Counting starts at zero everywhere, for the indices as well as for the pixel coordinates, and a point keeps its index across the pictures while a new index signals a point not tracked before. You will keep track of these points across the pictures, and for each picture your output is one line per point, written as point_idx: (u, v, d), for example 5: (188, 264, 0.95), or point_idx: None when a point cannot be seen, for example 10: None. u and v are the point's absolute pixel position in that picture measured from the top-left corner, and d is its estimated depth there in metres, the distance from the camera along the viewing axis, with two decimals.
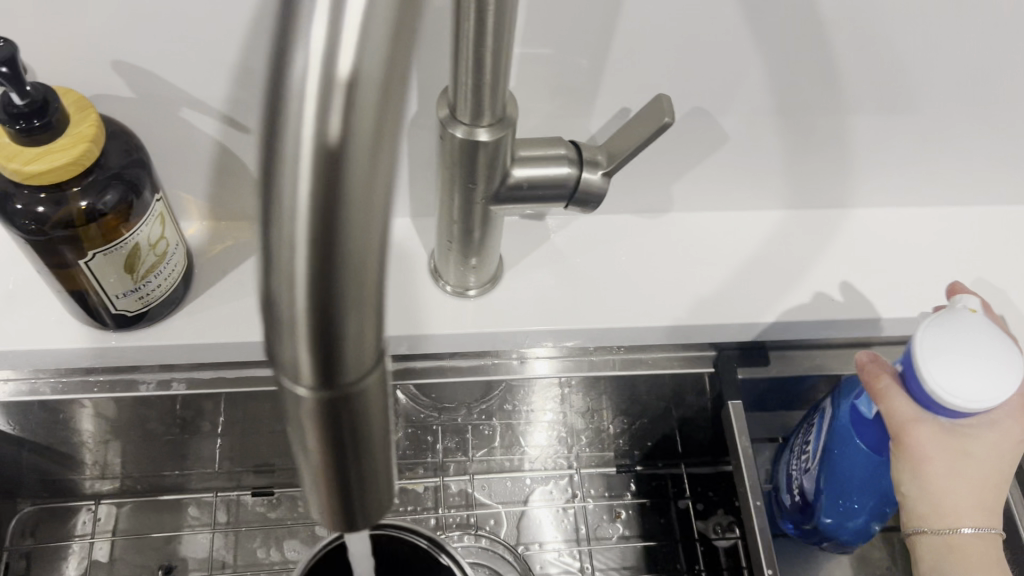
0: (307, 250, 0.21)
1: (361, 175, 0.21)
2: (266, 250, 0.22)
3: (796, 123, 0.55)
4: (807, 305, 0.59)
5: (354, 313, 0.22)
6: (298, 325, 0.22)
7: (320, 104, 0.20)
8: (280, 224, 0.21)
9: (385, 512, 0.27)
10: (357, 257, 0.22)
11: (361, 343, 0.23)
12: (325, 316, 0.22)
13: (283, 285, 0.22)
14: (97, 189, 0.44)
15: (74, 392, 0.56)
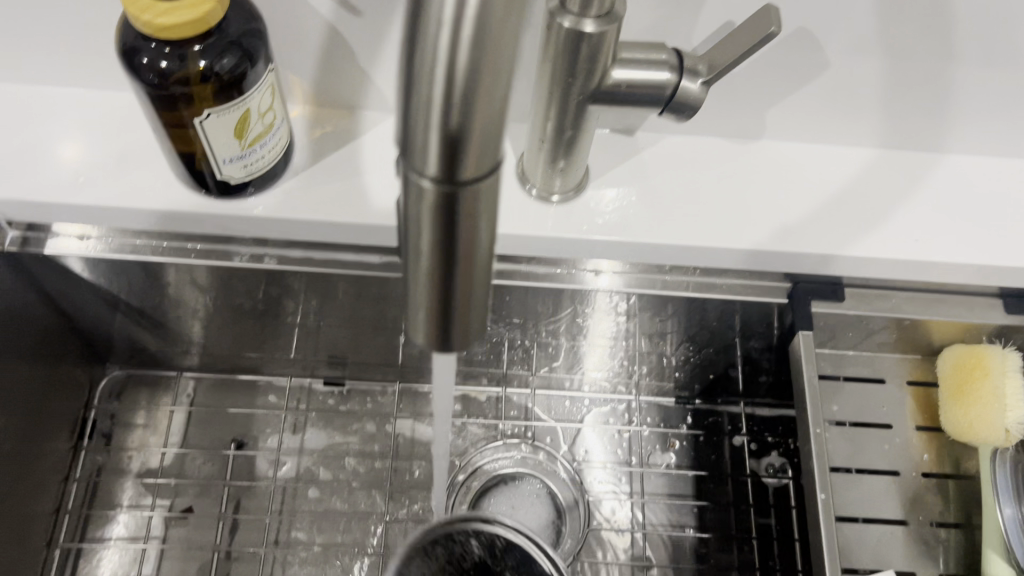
0: (448, 54, 0.24)
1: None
2: (413, 44, 0.24)
3: (903, 54, 0.54)
4: (896, 243, 0.58)
5: (483, 113, 0.24)
6: (433, 115, 0.25)
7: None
8: (429, 17, 0.24)
9: (476, 318, 0.30)
10: (491, 67, 0.24)
11: (485, 143, 0.25)
12: (457, 115, 0.24)
13: (425, 74, 0.24)
14: (215, 50, 0.47)
15: (173, 256, 0.59)
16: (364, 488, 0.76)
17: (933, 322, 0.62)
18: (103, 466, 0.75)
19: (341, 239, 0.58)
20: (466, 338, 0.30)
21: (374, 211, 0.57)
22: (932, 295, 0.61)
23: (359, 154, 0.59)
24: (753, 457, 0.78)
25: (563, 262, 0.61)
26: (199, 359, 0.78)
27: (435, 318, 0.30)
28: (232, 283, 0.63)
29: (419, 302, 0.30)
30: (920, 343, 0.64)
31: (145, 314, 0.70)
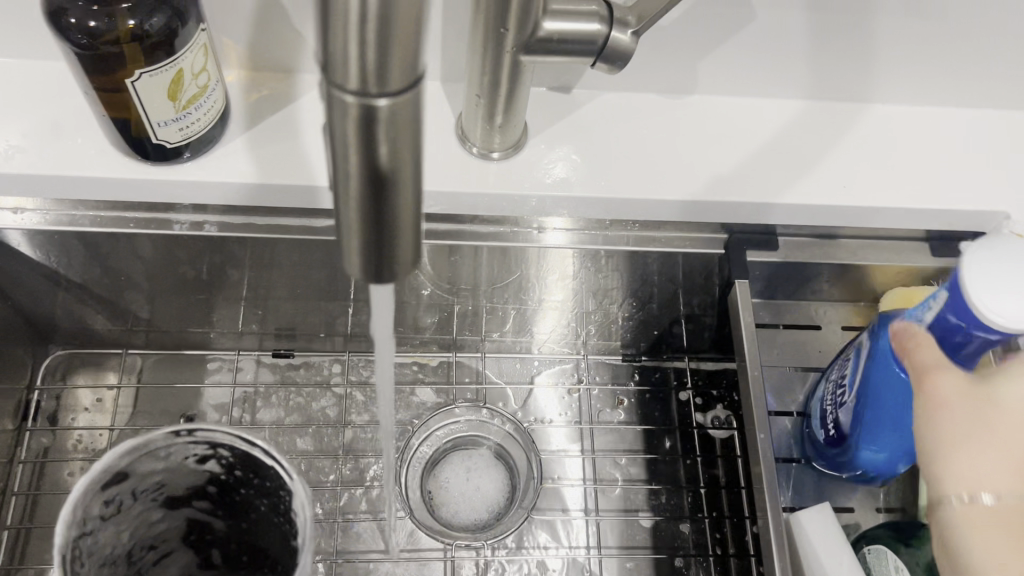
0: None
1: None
2: None
3: (825, 7, 0.56)
4: (820, 188, 0.60)
5: (398, 28, 0.22)
6: (350, 23, 0.22)
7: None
8: None
9: (411, 242, 0.30)
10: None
11: (405, 53, 0.23)
12: (379, 34, 0.22)
13: None
14: (144, 10, 0.47)
15: (112, 227, 0.59)
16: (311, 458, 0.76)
17: (870, 267, 0.64)
18: (49, 447, 0.74)
19: (284, 201, 0.59)
20: (403, 258, 0.30)
21: (314, 172, 0.57)
22: (861, 240, 0.63)
23: (297, 117, 0.59)
24: (698, 411, 0.80)
25: (513, 221, 0.61)
26: (147, 335, 0.77)
27: (370, 242, 0.29)
28: (175, 253, 0.63)
29: (351, 226, 0.29)
30: (857, 287, 0.67)
31: (86, 290, 0.69)
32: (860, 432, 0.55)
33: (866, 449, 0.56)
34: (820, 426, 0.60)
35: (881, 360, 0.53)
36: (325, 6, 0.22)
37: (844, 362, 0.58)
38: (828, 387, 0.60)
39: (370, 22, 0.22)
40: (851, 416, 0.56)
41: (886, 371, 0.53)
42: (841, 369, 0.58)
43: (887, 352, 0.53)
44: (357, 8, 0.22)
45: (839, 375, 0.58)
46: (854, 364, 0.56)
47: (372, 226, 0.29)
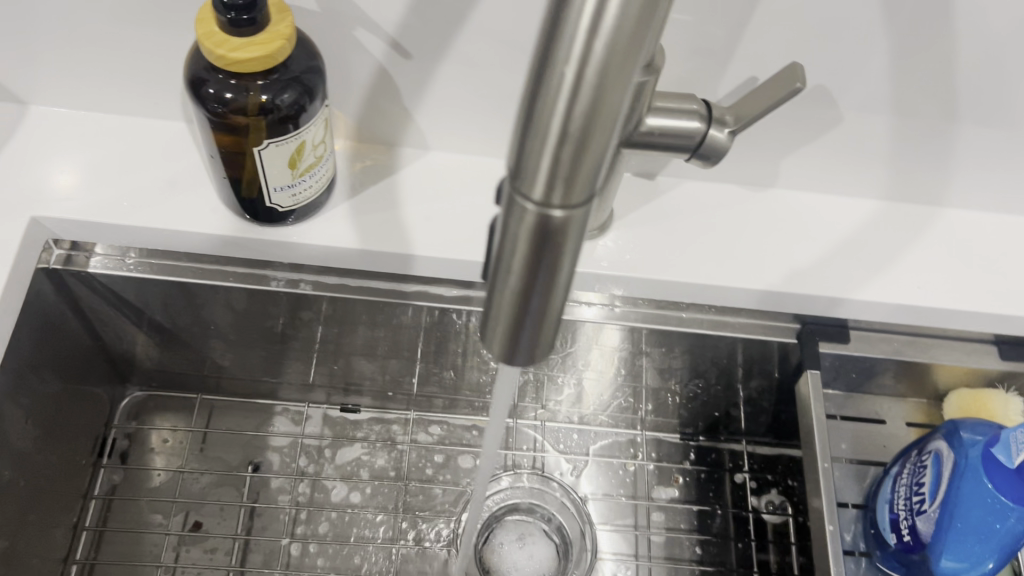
0: (571, 94, 0.23)
1: (626, 32, 0.22)
2: (536, 76, 0.24)
3: (910, 116, 0.58)
4: (895, 287, 0.62)
5: (591, 151, 0.25)
6: (549, 143, 0.24)
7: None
8: (556, 55, 0.23)
9: (552, 333, 0.32)
10: (606, 106, 0.24)
11: (590, 172, 0.25)
12: (574, 155, 0.25)
13: (546, 107, 0.24)
14: (277, 86, 0.50)
15: (213, 279, 0.62)
16: (359, 516, 0.77)
17: (938, 366, 0.65)
18: (118, 486, 0.75)
19: (378, 265, 0.62)
20: (541, 348, 0.32)
21: (412, 240, 0.60)
22: (931, 339, 0.65)
23: (397, 187, 0.63)
24: (753, 494, 0.80)
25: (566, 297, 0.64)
26: (220, 382, 0.79)
27: (515, 329, 0.31)
28: (266, 307, 0.66)
29: (499, 312, 0.31)
30: (925, 385, 0.68)
31: (173, 335, 0.72)
32: (942, 539, 0.56)
33: (948, 559, 0.56)
34: (889, 528, 0.61)
35: (971, 470, 0.56)
36: (526, 123, 0.25)
37: (923, 469, 0.60)
38: (901, 493, 0.61)
39: (565, 144, 0.24)
40: (932, 523, 0.57)
41: (974, 483, 0.55)
42: (919, 475, 0.60)
43: (977, 465, 0.56)
44: (557, 131, 0.24)
45: (915, 483, 0.60)
46: (936, 474, 0.58)
47: (522, 316, 0.31)
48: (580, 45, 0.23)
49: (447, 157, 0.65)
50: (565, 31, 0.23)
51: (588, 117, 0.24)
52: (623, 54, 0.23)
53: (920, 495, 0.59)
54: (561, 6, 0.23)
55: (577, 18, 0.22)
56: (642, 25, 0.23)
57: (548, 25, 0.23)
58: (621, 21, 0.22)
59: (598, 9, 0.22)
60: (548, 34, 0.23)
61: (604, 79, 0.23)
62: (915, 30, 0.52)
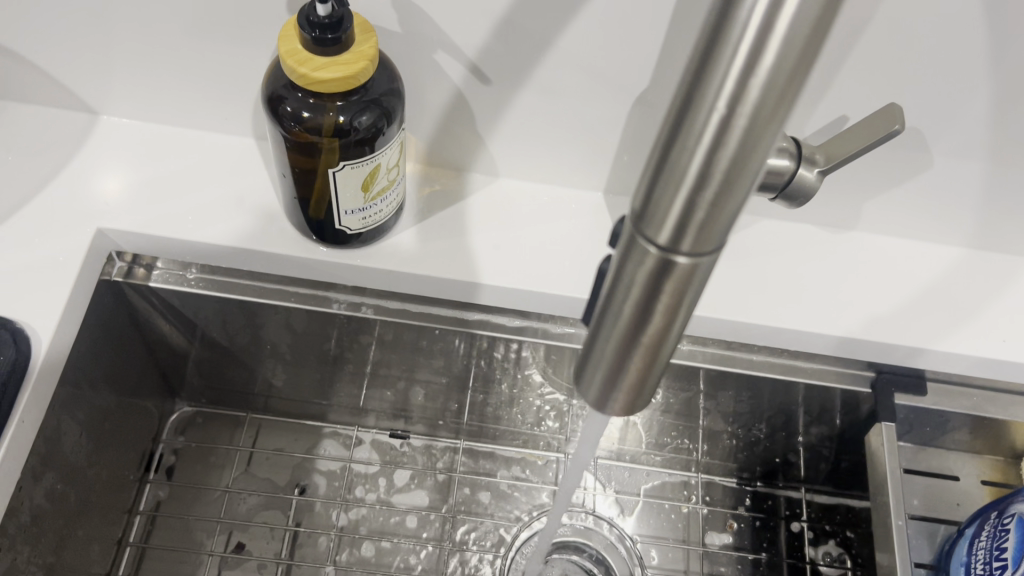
0: (717, 136, 0.22)
1: (784, 77, 0.21)
2: (679, 112, 0.22)
3: (1005, 162, 0.56)
4: (979, 340, 0.59)
5: (730, 195, 0.23)
6: (686, 185, 0.23)
7: (777, 2, 0.19)
8: (704, 94, 0.21)
9: (653, 385, 0.31)
10: (752, 150, 0.22)
11: (725, 217, 0.24)
12: (711, 199, 0.23)
13: (689, 145, 0.22)
14: (357, 108, 0.49)
15: (274, 299, 0.61)
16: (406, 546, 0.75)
17: (1019, 424, 0.62)
18: (163, 502, 0.74)
19: (441, 292, 0.60)
20: (639, 398, 0.31)
21: (479, 269, 0.59)
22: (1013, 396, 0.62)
23: (465, 215, 0.61)
24: (810, 545, 0.77)
25: None
26: (271, 401, 0.78)
27: (615, 376, 0.30)
28: (323, 329, 0.65)
29: (600, 357, 0.30)
30: (1003, 443, 0.65)
31: (228, 352, 0.71)
32: None
33: None
34: None
35: None
36: (661, 161, 0.23)
37: (1005, 533, 0.57)
38: (979, 557, 0.58)
39: (704, 186, 0.23)
40: None
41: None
42: (1000, 540, 0.57)
43: None
44: (696, 172, 0.23)
45: (995, 548, 0.57)
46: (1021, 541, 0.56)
47: (625, 363, 0.29)
48: (731, 86, 0.21)
49: (516, 186, 0.63)
50: (715, 72, 0.21)
51: (733, 161, 0.22)
52: (778, 98, 0.21)
53: (1001, 561, 0.56)
54: (713, 45, 0.21)
55: (731, 59, 0.21)
56: (802, 72, 0.21)
57: (695, 63, 0.22)
58: (780, 66, 0.20)
59: (755, 52, 0.20)
60: (695, 73, 0.22)
61: (755, 121, 0.21)
62: (1020, 75, 0.50)
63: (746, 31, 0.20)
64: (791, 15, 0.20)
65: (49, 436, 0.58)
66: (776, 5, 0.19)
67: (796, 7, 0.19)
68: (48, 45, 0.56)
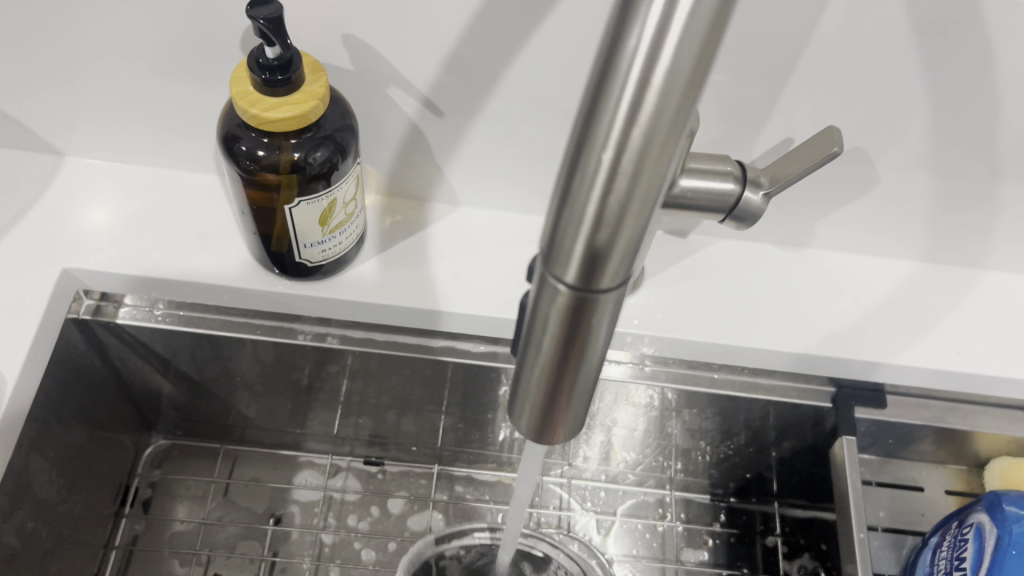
0: (608, 180, 0.23)
1: (665, 124, 0.22)
2: (573, 158, 0.23)
3: (950, 177, 0.57)
4: (935, 351, 0.60)
5: (626, 235, 0.24)
6: (582, 230, 0.24)
7: (652, 56, 0.21)
8: (593, 140, 0.23)
9: (581, 412, 0.31)
10: (642, 193, 0.23)
11: (624, 255, 0.25)
12: (607, 238, 0.24)
13: (583, 192, 0.23)
14: (311, 145, 0.50)
15: (240, 332, 0.62)
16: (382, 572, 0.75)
17: (979, 433, 0.63)
18: (140, 535, 0.74)
19: (404, 320, 0.61)
20: (568, 425, 0.32)
21: (440, 297, 0.60)
22: (970, 406, 0.63)
23: (427, 243, 0.63)
24: (785, 559, 0.77)
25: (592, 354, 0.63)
26: (246, 431, 0.79)
27: (544, 407, 0.31)
28: (292, 360, 0.65)
29: (528, 390, 0.30)
30: (965, 452, 0.66)
31: (199, 385, 0.72)
32: None
33: None
34: None
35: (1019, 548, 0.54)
36: (561, 204, 0.24)
37: (965, 543, 0.58)
38: (941, 567, 0.59)
39: (600, 226, 0.24)
40: None
41: (1019, 560, 0.54)
42: (960, 550, 0.58)
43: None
44: (592, 214, 0.24)
45: (956, 557, 0.58)
46: (980, 550, 0.57)
47: (552, 394, 0.30)
48: (617, 134, 0.22)
49: (477, 213, 0.65)
50: (602, 120, 0.22)
51: (624, 203, 0.23)
52: (662, 143, 0.22)
53: (962, 570, 0.57)
54: (598, 95, 0.22)
55: (615, 108, 0.22)
56: (681, 118, 0.22)
57: (584, 112, 0.23)
58: (659, 115, 0.21)
59: (635, 101, 0.21)
60: (585, 121, 0.23)
61: (641, 165, 0.22)
62: (955, 93, 0.51)
63: (626, 82, 0.21)
64: (666, 67, 0.21)
65: (18, 475, 0.58)
66: (651, 58, 0.21)
67: (670, 60, 0.21)
68: (12, 90, 0.58)
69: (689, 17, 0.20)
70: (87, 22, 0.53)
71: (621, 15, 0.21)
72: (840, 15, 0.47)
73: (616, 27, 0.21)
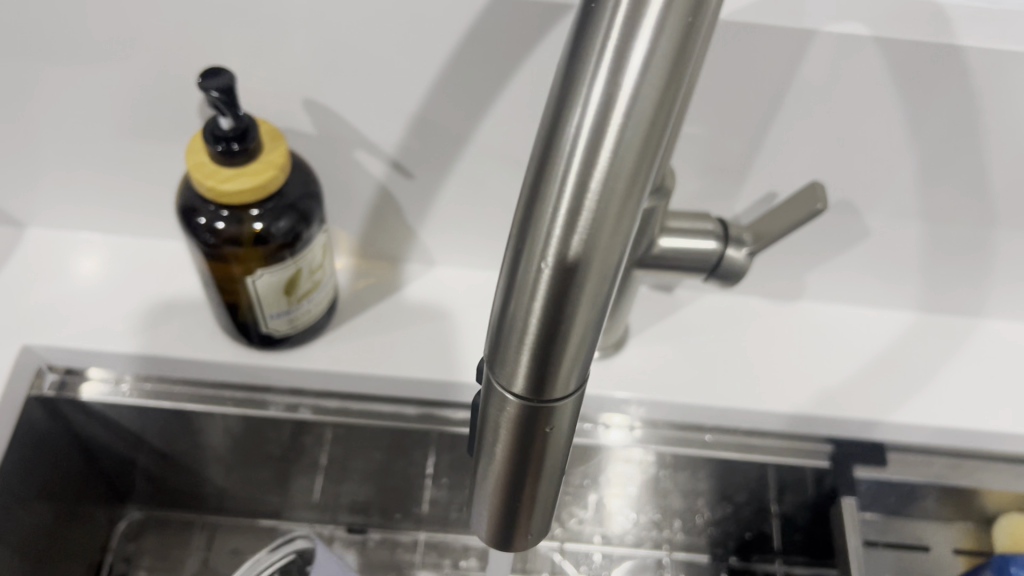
0: (551, 285, 0.22)
1: (608, 226, 0.21)
2: (520, 242, 0.23)
3: (942, 226, 0.55)
4: (935, 407, 0.58)
5: (581, 323, 0.22)
6: (531, 322, 0.22)
7: (590, 156, 0.21)
8: (541, 217, 0.22)
9: (545, 519, 0.29)
10: (587, 300, 0.22)
11: (578, 349, 0.23)
12: (560, 328, 0.22)
13: (530, 276, 0.22)
14: (273, 215, 0.48)
15: (209, 405, 0.60)
16: None
17: (986, 491, 0.60)
18: None
19: (379, 388, 0.59)
20: (532, 532, 0.29)
21: (415, 364, 0.57)
22: (975, 462, 0.60)
23: (401, 308, 0.60)
24: None
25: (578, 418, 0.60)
26: (222, 500, 0.75)
27: (503, 519, 0.28)
28: (264, 431, 0.63)
29: (486, 500, 0.28)
30: (973, 510, 0.63)
31: (171, 457, 0.69)
32: None
33: None
34: None
35: None
36: (507, 296, 0.23)
37: None
38: None
39: (551, 313, 0.22)
40: None
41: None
42: None
43: None
44: (543, 300, 0.22)
45: None
46: None
47: (510, 507, 0.28)
48: (558, 235, 0.22)
49: (454, 274, 0.62)
50: (541, 224, 0.22)
51: (577, 284, 0.22)
52: (615, 214, 0.21)
53: None
54: (536, 198, 0.22)
55: (563, 180, 0.21)
56: (634, 188, 0.21)
57: (529, 197, 0.22)
58: (611, 181, 0.21)
59: (585, 169, 0.21)
60: (530, 203, 0.22)
61: (594, 239, 0.21)
62: (942, 143, 0.49)
63: (574, 151, 0.21)
64: (605, 166, 0.21)
65: None
66: (597, 130, 0.21)
67: (609, 158, 0.21)
68: None
69: (624, 118, 0.21)
70: (43, 92, 0.51)
71: (556, 118, 0.22)
72: (819, 67, 0.45)
73: (550, 135, 0.22)
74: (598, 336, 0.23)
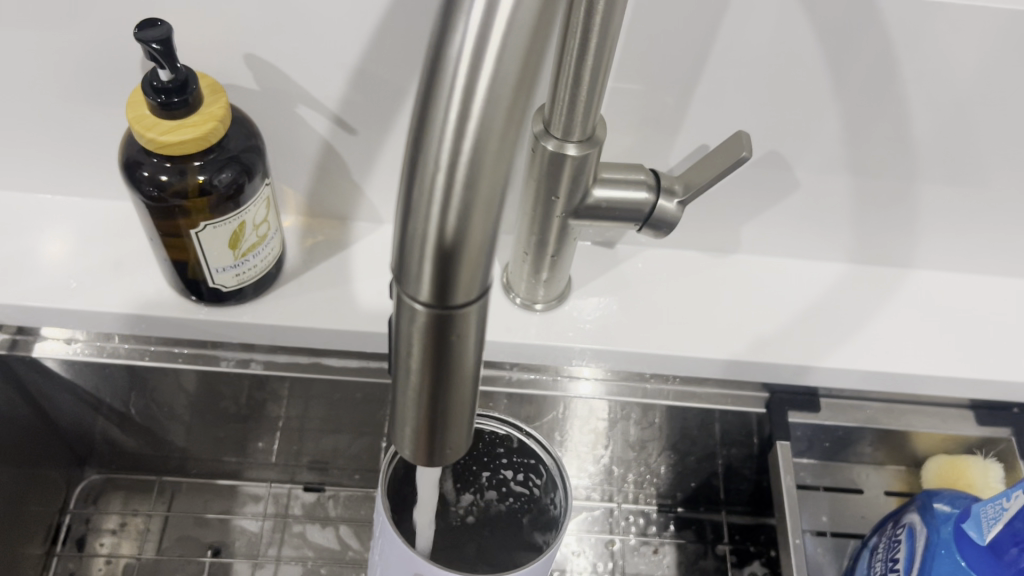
0: (445, 188, 0.25)
1: (495, 132, 0.25)
2: (416, 153, 0.25)
3: (869, 179, 0.57)
4: (864, 351, 0.60)
5: (477, 223, 0.25)
6: (430, 225, 0.25)
7: (474, 67, 0.24)
8: (433, 125, 0.25)
9: (466, 437, 0.31)
10: (481, 201, 0.25)
11: (475, 249, 0.26)
12: (458, 228, 0.25)
13: (427, 181, 0.25)
14: (215, 166, 0.49)
15: (162, 361, 0.61)
16: None
17: (914, 433, 0.63)
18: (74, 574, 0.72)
19: (330, 344, 0.60)
20: (453, 451, 0.31)
21: (363, 317, 0.59)
22: (905, 407, 0.63)
23: (349, 264, 0.61)
24: (735, 567, 0.76)
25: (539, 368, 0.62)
26: (180, 460, 0.76)
27: (425, 436, 0.30)
28: (218, 387, 0.64)
29: (406, 418, 0.30)
30: (905, 452, 0.66)
31: (128, 418, 0.70)
32: None
33: None
34: None
35: (946, 544, 0.54)
36: (407, 204, 0.26)
37: (897, 544, 0.59)
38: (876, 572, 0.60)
39: (447, 214, 0.25)
40: None
41: (946, 559, 0.54)
42: (894, 551, 0.59)
43: (952, 538, 0.55)
44: (439, 203, 0.25)
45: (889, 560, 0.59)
46: (908, 550, 0.58)
47: (430, 423, 0.30)
48: (450, 141, 0.24)
49: None
50: (434, 133, 0.25)
51: (470, 184, 0.25)
52: (502, 118, 0.24)
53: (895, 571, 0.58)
54: (428, 111, 0.25)
55: (450, 90, 0.24)
56: (519, 95, 0.25)
57: (421, 111, 0.25)
58: (495, 88, 0.24)
59: (471, 77, 0.24)
60: (422, 116, 0.25)
61: (483, 144, 0.24)
62: (863, 95, 0.52)
63: (460, 62, 0.24)
64: (489, 76, 0.24)
65: None
66: (480, 42, 0.24)
67: (492, 68, 0.24)
68: None
69: (503, 32, 0.24)
70: None
71: (442, 36, 0.24)
72: (740, 20, 0.47)
73: (437, 53, 0.25)
74: (494, 241, 0.26)
